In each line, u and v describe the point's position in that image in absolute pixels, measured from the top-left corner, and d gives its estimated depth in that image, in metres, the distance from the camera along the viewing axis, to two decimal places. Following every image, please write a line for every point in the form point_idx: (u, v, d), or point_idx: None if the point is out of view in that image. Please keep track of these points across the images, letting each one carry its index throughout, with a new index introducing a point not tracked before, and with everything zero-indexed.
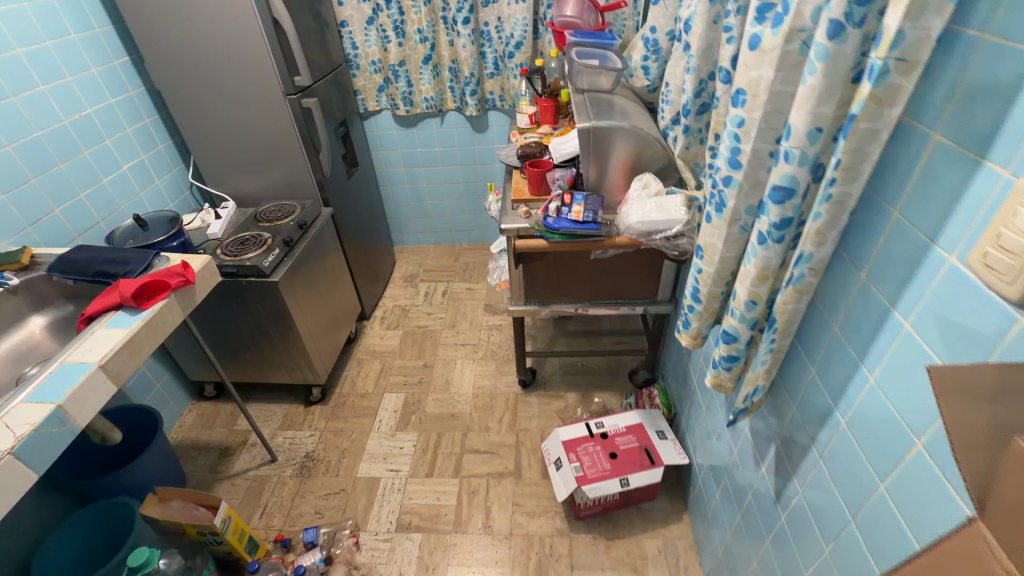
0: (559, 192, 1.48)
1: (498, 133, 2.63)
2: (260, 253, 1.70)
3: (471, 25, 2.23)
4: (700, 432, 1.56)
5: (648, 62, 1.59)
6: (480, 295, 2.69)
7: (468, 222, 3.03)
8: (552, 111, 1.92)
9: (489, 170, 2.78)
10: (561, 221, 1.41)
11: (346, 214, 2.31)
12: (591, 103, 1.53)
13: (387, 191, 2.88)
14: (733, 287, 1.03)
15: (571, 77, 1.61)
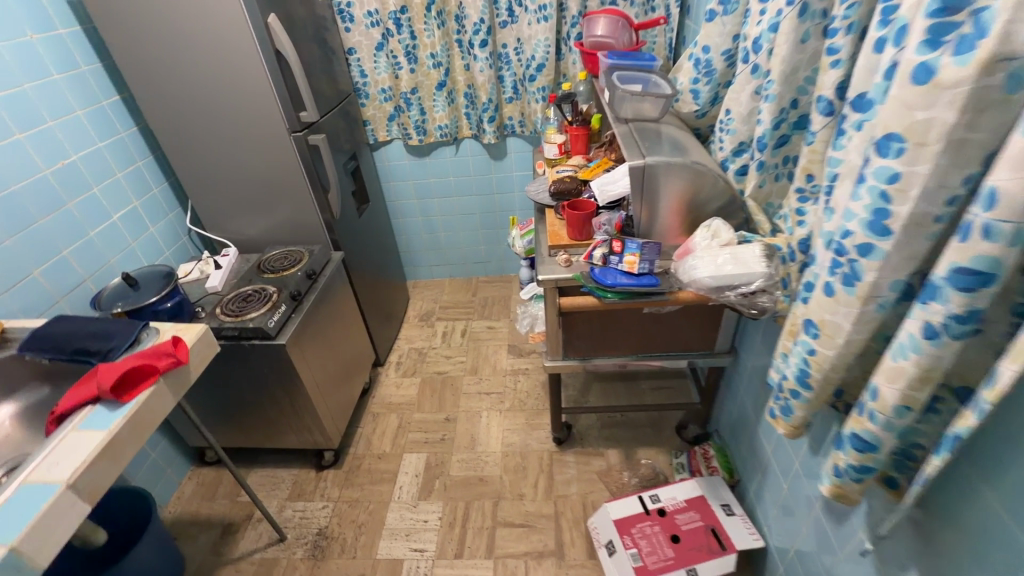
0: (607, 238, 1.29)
1: (517, 160, 2.45)
2: (265, 312, 1.51)
3: (489, 48, 2.07)
4: (776, 511, 1.34)
5: (698, 85, 1.41)
6: (502, 335, 2.49)
7: (486, 254, 2.84)
8: (584, 140, 1.74)
9: (508, 200, 2.60)
10: (613, 275, 1.22)
11: (358, 255, 2.13)
12: (638, 136, 1.33)
13: (399, 224, 2.70)
14: (852, 371, 0.82)
15: (613, 106, 1.42)
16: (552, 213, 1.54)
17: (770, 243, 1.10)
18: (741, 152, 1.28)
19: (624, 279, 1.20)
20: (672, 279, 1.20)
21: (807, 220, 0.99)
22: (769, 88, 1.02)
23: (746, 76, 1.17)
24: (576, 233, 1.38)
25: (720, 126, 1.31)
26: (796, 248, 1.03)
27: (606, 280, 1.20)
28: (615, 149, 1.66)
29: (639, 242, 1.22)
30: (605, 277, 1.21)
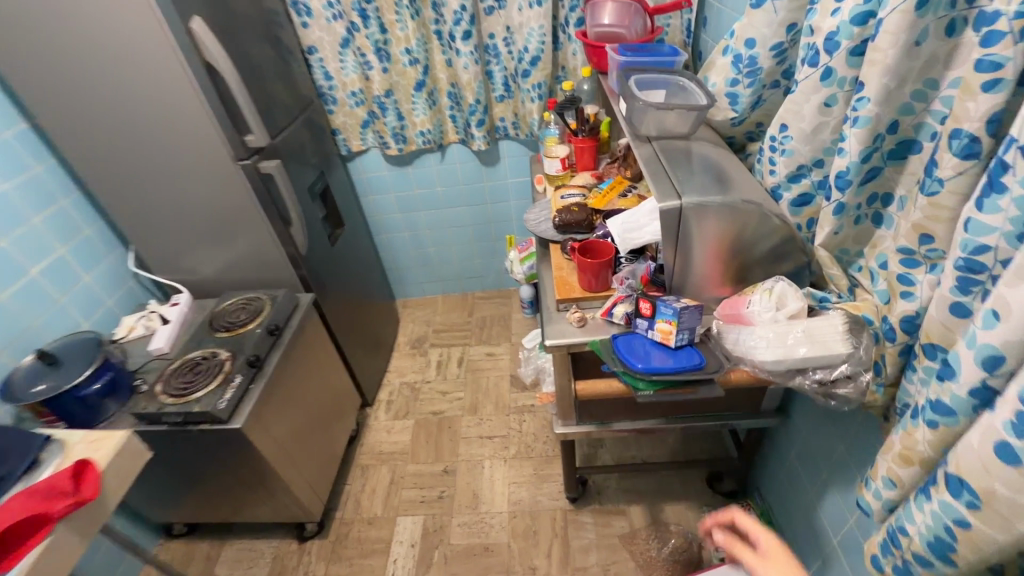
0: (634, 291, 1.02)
1: (512, 166, 2.15)
2: (216, 388, 1.25)
3: (473, 40, 1.75)
4: None
5: (738, 87, 1.12)
6: (504, 364, 2.23)
7: (482, 268, 2.55)
8: (592, 152, 1.45)
9: (503, 209, 2.31)
10: (643, 355, 0.94)
11: (334, 289, 1.85)
12: (667, 163, 1.04)
13: (383, 240, 2.42)
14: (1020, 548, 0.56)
15: (631, 121, 1.12)
16: (558, 251, 1.26)
17: (854, 312, 0.83)
18: (799, 178, 1.01)
19: (657, 359, 0.93)
20: (722, 353, 0.93)
21: (915, 293, 0.73)
22: (858, 108, 0.74)
23: (813, 84, 0.89)
24: (590, 283, 1.11)
25: (771, 143, 1.02)
26: (894, 327, 0.76)
27: (633, 363, 0.93)
28: (631, 166, 1.37)
29: (673, 305, 0.92)
30: (633, 357, 0.94)
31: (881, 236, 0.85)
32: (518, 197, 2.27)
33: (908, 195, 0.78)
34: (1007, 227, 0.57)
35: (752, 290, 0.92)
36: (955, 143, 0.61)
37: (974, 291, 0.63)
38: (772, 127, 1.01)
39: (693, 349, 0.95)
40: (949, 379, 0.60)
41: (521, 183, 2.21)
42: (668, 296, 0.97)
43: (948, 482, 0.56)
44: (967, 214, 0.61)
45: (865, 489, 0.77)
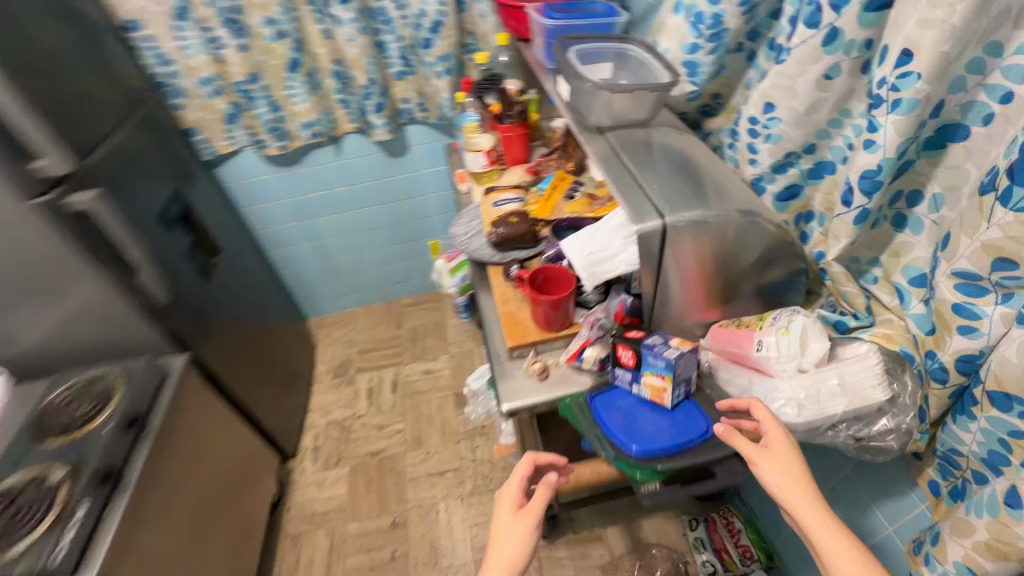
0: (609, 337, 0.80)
1: (424, 154, 1.83)
2: (48, 530, 0.89)
3: (355, 4, 1.37)
4: None
5: (698, 52, 0.90)
6: (445, 382, 1.97)
7: (406, 272, 2.23)
8: (522, 141, 1.19)
9: (420, 204, 1.99)
10: (637, 430, 0.73)
11: (225, 335, 1.46)
12: (630, 161, 0.81)
13: (280, 255, 2.01)
14: None
15: (576, 106, 0.86)
16: (501, 277, 1.01)
17: (888, 345, 0.66)
18: (786, 168, 0.83)
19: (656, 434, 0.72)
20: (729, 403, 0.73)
21: (978, 328, 0.57)
22: (901, 88, 0.54)
23: (813, 52, 0.68)
24: (548, 322, 0.88)
25: (750, 126, 0.82)
26: (947, 368, 0.61)
27: (625, 442, 0.72)
28: (573, 157, 1.13)
29: (665, 355, 0.72)
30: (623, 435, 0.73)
31: (905, 242, 0.68)
32: (436, 189, 1.96)
33: (947, 195, 0.62)
34: None
35: (757, 326, 0.71)
36: None
37: None
38: (751, 106, 0.80)
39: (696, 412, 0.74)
40: None
41: (437, 172, 1.90)
42: (655, 336, 0.76)
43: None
44: None
45: (924, 565, 0.63)
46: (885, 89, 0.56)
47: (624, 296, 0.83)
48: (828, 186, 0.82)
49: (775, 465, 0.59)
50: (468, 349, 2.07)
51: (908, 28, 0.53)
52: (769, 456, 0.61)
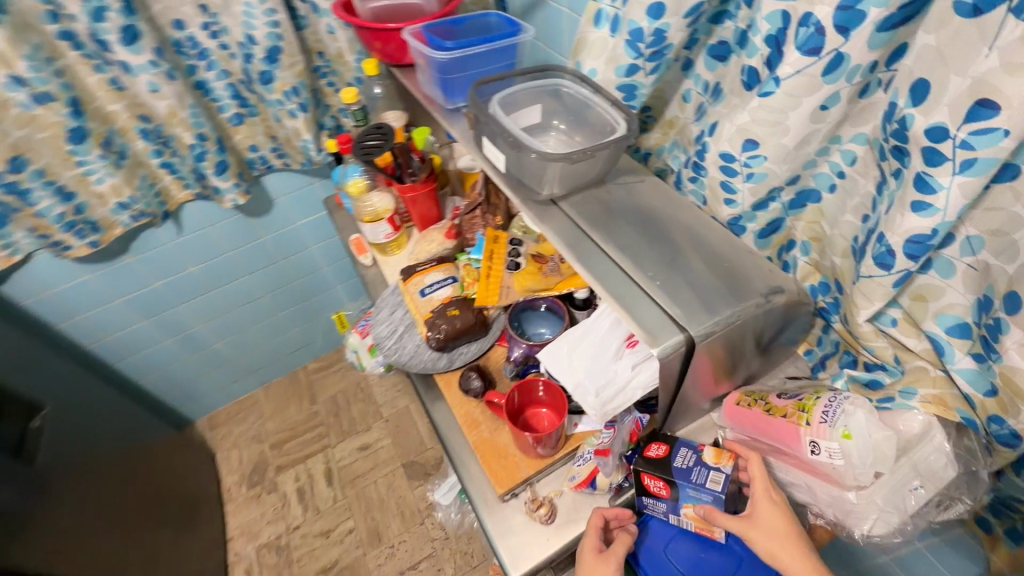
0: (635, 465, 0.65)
1: (293, 203, 1.48)
2: None
3: (151, 38, 0.96)
4: None
5: (637, 74, 0.72)
6: (386, 454, 1.69)
7: (304, 337, 1.86)
8: (429, 196, 0.96)
9: (303, 260, 1.64)
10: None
11: (95, 516, 1.07)
12: (610, 247, 0.61)
13: (131, 365, 1.54)
14: None
15: (518, 176, 0.65)
16: (457, 387, 0.80)
17: (946, 414, 0.57)
18: (766, 203, 0.71)
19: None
20: None
21: None
22: (977, 145, 0.42)
23: (811, 81, 0.54)
24: (538, 450, 0.70)
25: (724, 163, 0.68)
26: (1021, 435, 0.53)
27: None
28: (499, 208, 0.90)
29: (707, 489, 0.59)
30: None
31: (931, 284, 0.57)
32: (317, 239, 1.62)
33: (988, 238, 0.51)
34: None
35: (802, 422, 0.59)
36: None
37: None
38: (725, 141, 0.66)
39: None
40: None
41: (313, 221, 1.56)
42: (682, 450, 0.63)
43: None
44: None
45: None
46: (950, 144, 0.44)
47: (635, 412, 0.70)
48: (813, 216, 0.70)
49: (768, 536, 0.55)
50: (401, 407, 1.80)
51: (983, 70, 0.41)
52: (762, 530, 0.56)
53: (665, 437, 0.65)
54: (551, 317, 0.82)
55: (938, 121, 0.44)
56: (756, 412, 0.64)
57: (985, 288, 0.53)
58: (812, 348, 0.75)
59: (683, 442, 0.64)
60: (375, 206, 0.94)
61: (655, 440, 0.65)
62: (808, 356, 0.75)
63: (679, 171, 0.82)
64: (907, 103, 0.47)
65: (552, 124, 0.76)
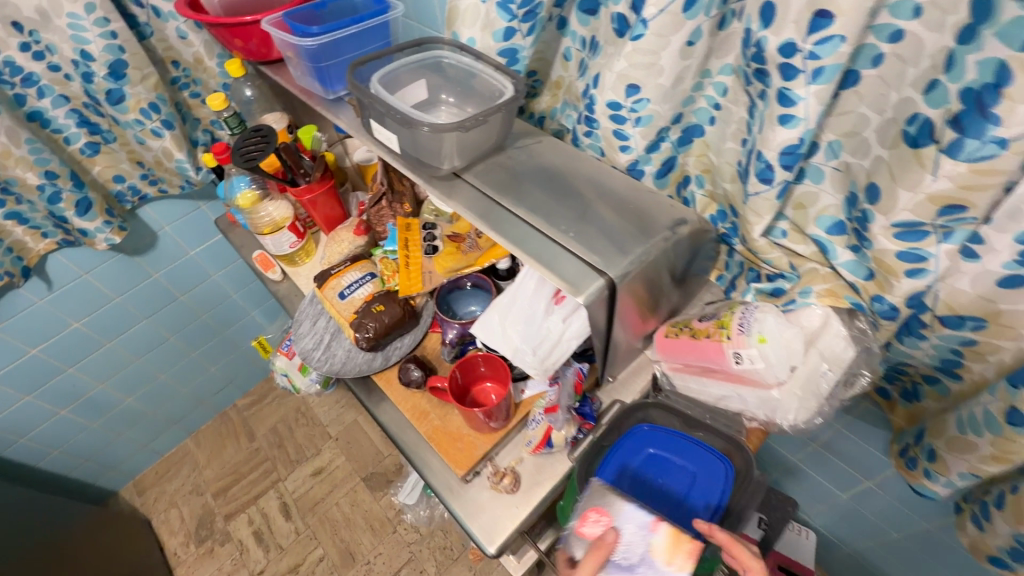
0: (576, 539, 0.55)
1: (181, 232, 1.35)
2: None
3: None
4: (820, 507, 1.15)
5: (516, 36, 0.73)
6: (342, 473, 1.61)
7: (227, 374, 1.72)
8: (328, 196, 0.91)
9: (207, 291, 1.51)
10: (669, 517, 0.61)
11: None
12: (521, 210, 0.61)
13: (23, 448, 1.35)
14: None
15: (415, 155, 0.63)
16: (398, 383, 0.77)
17: (836, 302, 0.65)
18: (658, 144, 0.74)
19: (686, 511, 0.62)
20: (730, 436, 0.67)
21: (926, 268, 0.55)
22: (822, 54, 0.46)
23: (674, 19, 0.57)
24: (490, 424, 0.70)
25: (612, 112, 0.70)
26: (899, 307, 0.60)
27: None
28: (406, 195, 0.87)
29: None
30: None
31: (807, 191, 0.63)
32: (217, 266, 1.49)
33: (843, 141, 0.56)
34: None
35: (724, 337, 0.64)
36: None
37: None
38: (609, 90, 0.68)
39: (703, 452, 0.65)
40: None
41: (209, 247, 1.43)
42: (627, 529, 0.52)
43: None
44: None
45: (926, 479, 0.67)
46: (799, 58, 0.48)
47: (576, 363, 0.71)
48: (700, 148, 0.74)
49: None
50: (349, 422, 1.72)
51: None
52: None
53: (610, 501, 0.55)
54: (479, 294, 0.81)
55: (787, 38, 0.48)
56: (684, 339, 0.68)
57: (848, 186, 0.59)
58: (722, 273, 0.82)
59: (633, 515, 0.53)
60: (272, 216, 0.89)
61: (596, 504, 0.56)
62: (720, 282, 0.82)
63: (574, 129, 0.84)
64: (758, 27, 0.51)
65: (441, 98, 0.75)
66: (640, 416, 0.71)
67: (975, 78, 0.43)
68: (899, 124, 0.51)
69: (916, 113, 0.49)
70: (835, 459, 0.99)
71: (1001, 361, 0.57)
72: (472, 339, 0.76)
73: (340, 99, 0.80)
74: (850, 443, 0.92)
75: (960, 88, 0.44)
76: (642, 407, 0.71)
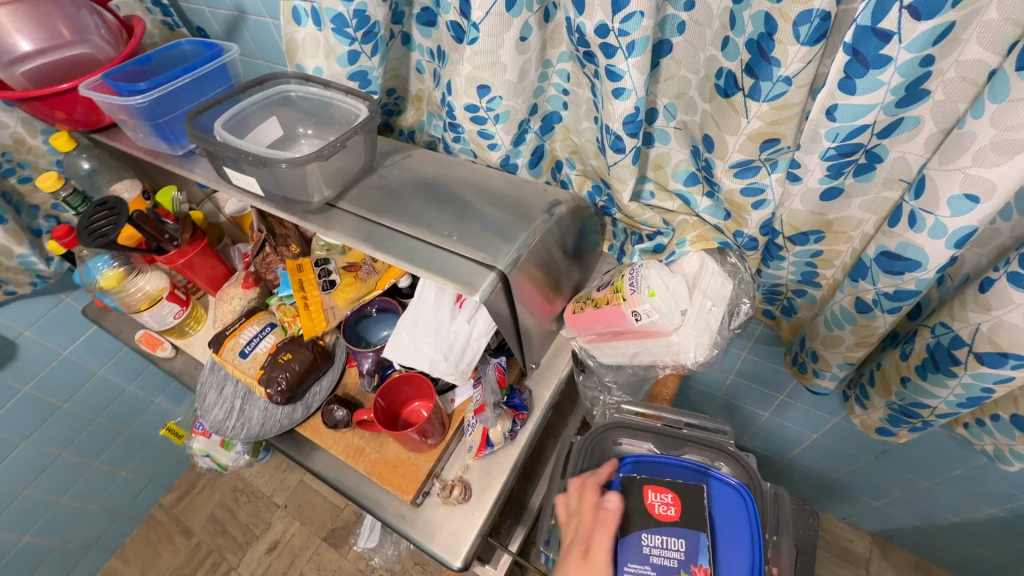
0: (643, 488, 0.58)
1: (46, 333, 1.20)
2: None
3: None
4: (753, 429, 1.26)
5: (361, 59, 0.73)
6: (298, 540, 1.51)
7: (142, 473, 1.55)
8: (208, 257, 0.86)
9: (94, 391, 1.35)
10: None
11: None
12: (403, 225, 0.61)
13: None
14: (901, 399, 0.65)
15: (281, 193, 0.61)
16: (325, 428, 0.74)
17: (708, 244, 0.70)
18: (524, 136, 0.77)
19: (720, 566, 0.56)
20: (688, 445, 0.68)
21: (766, 198, 0.63)
22: (630, 30, 0.51)
23: (501, 19, 0.60)
24: (428, 441, 0.69)
25: (472, 115, 0.72)
26: (756, 237, 0.68)
27: None
28: (290, 236, 0.84)
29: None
30: None
31: (660, 153, 0.70)
32: (99, 360, 1.33)
33: (675, 103, 0.64)
34: (888, 98, 0.48)
35: (621, 300, 0.67)
36: (804, 29, 0.45)
37: (845, 171, 0.56)
38: (463, 94, 0.70)
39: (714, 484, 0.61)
40: (910, 271, 0.54)
41: (85, 343, 1.28)
42: (673, 539, 0.55)
43: (951, 367, 0.56)
44: (826, 101, 0.50)
45: (817, 378, 0.75)
46: (613, 36, 0.53)
47: (494, 359, 0.73)
48: (562, 133, 0.80)
49: None
50: (295, 484, 1.60)
51: None
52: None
53: (694, 516, 0.56)
54: (388, 317, 0.81)
55: (599, 20, 0.53)
56: (589, 311, 0.72)
57: (690, 141, 0.67)
58: (613, 243, 0.89)
59: (691, 538, 0.55)
60: (145, 290, 0.82)
61: (675, 491, 0.57)
62: (614, 251, 0.88)
63: (443, 137, 0.85)
64: (575, 13, 0.55)
65: (299, 132, 0.73)
66: (612, 446, 0.68)
67: (753, 29, 0.49)
68: (711, 80, 0.58)
69: (721, 68, 0.55)
70: (752, 384, 1.09)
71: (844, 262, 0.67)
72: (390, 363, 0.75)
73: (191, 152, 0.76)
74: (759, 365, 1.01)
75: (745, 41, 0.51)
76: (612, 429, 0.69)
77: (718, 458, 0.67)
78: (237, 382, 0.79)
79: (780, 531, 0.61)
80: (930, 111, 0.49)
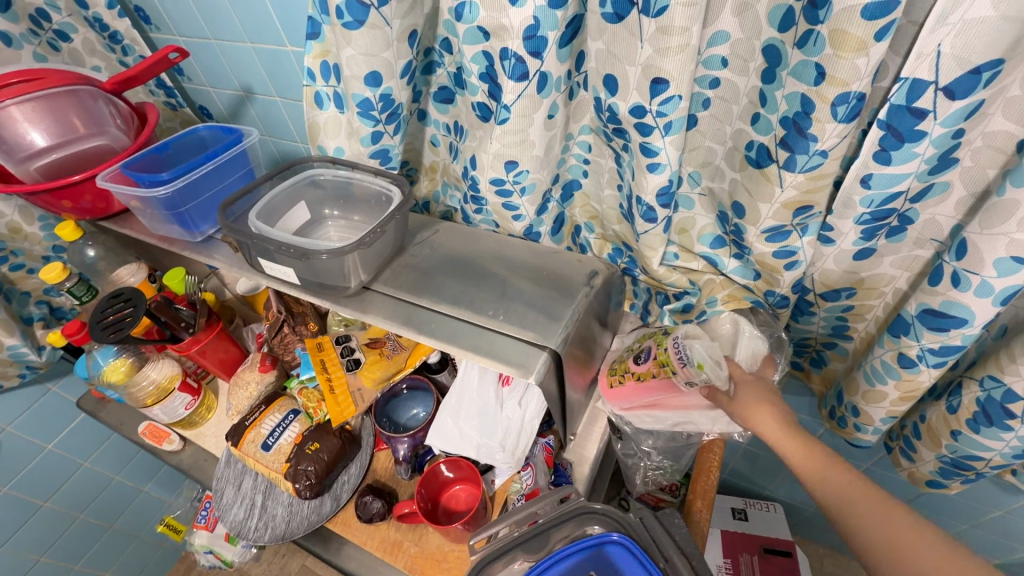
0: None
1: (30, 425, 1.12)
2: None
3: None
4: (779, 478, 1.23)
5: (382, 139, 0.72)
6: None
7: (128, 572, 1.42)
8: (221, 340, 0.82)
9: (78, 485, 1.25)
10: None
11: None
12: (444, 305, 0.60)
13: None
14: (952, 450, 0.64)
15: (316, 281, 0.59)
16: (357, 521, 0.69)
17: (739, 305, 0.71)
18: (546, 205, 0.77)
19: None
20: (553, 535, 0.59)
21: (799, 259, 0.62)
22: (668, 111, 0.53)
23: (532, 100, 0.61)
24: (474, 529, 0.65)
25: (497, 188, 0.72)
26: (789, 296, 0.67)
27: None
28: (308, 314, 0.81)
29: None
30: None
31: (685, 218, 0.71)
32: (86, 450, 1.24)
33: (701, 171, 0.65)
34: (922, 167, 0.49)
35: (672, 373, 0.64)
36: (842, 109, 0.47)
37: (878, 233, 0.57)
38: (489, 169, 0.70)
39: (587, 554, 0.55)
40: (958, 328, 0.54)
41: (70, 433, 1.20)
42: None
43: (1005, 421, 0.57)
44: (861, 171, 0.51)
45: (858, 433, 0.73)
46: (649, 117, 0.55)
47: (540, 439, 0.72)
48: (582, 200, 0.80)
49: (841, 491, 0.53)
50: (297, 570, 1.48)
51: (645, 58, 0.51)
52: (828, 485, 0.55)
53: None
54: (418, 395, 0.79)
55: (635, 102, 0.55)
56: (631, 384, 0.69)
57: (717, 206, 0.68)
58: (634, 302, 0.88)
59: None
60: (155, 381, 0.77)
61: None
62: (635, 310, 0.88)
63: (462, 208, 0.85)
64: (607, 94, 0.58)
65: (325, 214, 0.72)
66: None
67: (787, 108, 0.52)
68: (741, 151, 0.60)
69: (751, 141, 0.58)
70: None
71: (876, 316, 0.66)
72: (425, 448, 0.73)
73: (210, 237, 0.73)
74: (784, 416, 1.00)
75: (778, 117, 0.53)
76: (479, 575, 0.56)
77: (587, 520, 0.59)
78: (257, 476, 0.75)
79: (668, 555, 0.56)
80: (959, 176, 0.51)
